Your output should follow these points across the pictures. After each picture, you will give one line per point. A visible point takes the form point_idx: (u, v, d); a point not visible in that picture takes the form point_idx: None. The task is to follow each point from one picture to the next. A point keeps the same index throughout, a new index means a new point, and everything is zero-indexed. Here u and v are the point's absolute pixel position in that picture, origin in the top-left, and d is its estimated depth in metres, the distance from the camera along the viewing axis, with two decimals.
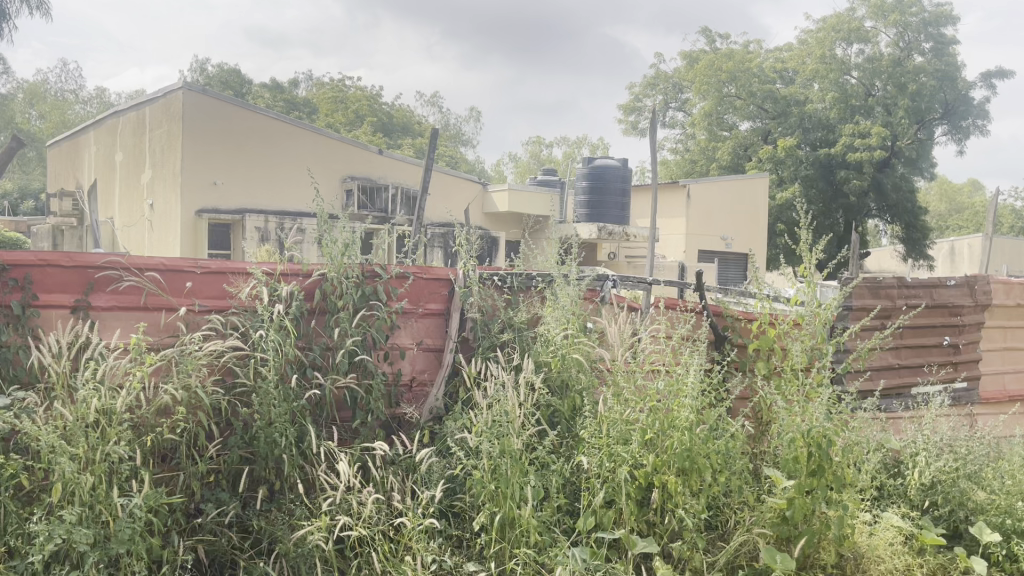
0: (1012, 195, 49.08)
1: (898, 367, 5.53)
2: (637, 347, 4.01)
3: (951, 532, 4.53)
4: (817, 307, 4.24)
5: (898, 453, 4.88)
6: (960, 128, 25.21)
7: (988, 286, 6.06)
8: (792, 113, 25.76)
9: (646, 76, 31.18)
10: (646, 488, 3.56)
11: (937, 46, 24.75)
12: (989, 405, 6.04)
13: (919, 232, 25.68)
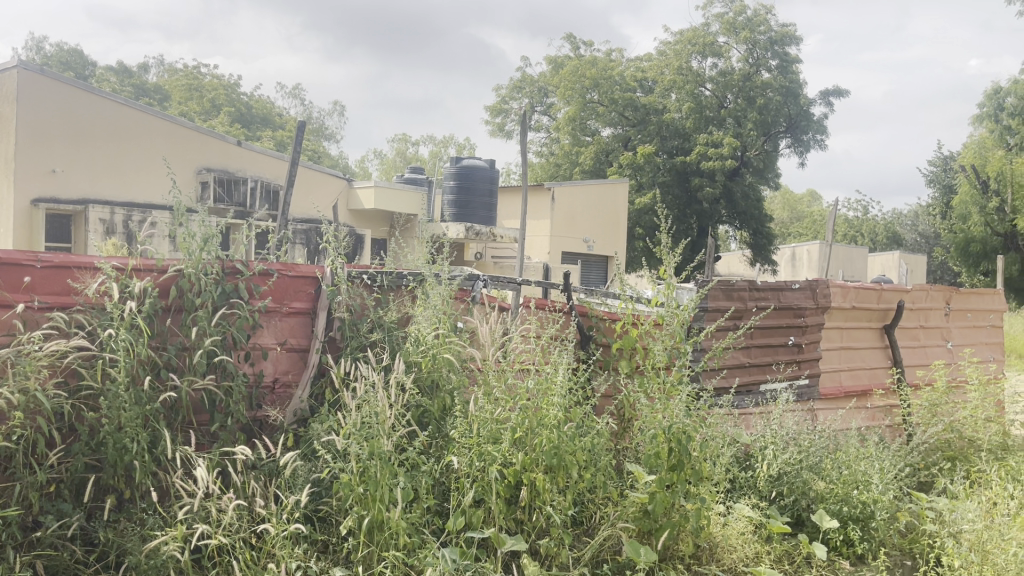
0: (846, 204, 52.95)
1: (749, 365, 5.85)
2: (507, 346, 4.02)
3: (795, 520, 4.84)
4: (676, 308, 4.40)
5: (749, 447, 5.14)
6: (802, 142, 27.01)
7: (829, 290, 6.49)
8: (650, 121, 26.78)
9: (511, 79, 31.53)
10: (515, 486, 3.60)
11: (782, 63, 26.46)
12: (828, 400, 6.47)
13: (764, 238, 27.25)
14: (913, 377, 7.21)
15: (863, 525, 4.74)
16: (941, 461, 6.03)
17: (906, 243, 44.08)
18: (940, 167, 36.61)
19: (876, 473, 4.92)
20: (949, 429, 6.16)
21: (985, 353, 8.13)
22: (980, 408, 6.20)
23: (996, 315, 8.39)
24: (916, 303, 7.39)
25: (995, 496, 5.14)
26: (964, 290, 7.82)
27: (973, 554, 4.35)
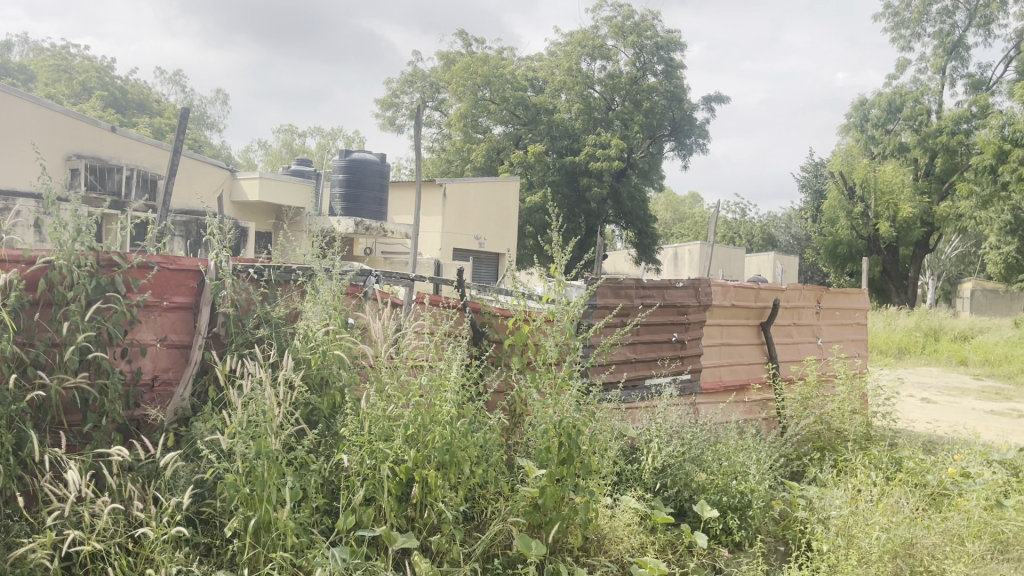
0: (726, 206, 55.18)
1: (635, 360, 6.02)
2: (399, 343, 3.98)
3: (678, 510, 5.01)
4: (567, 305, 4.45)
5: (635, 440, 5.28)
6: (685, 145, 27.88)
7: (711, 288, 6.73)
8: (541, 121, 27.15)
9: (403, 72, 31.18)
10: (406, 483, 3.57)
11: (668, 68, 27.34)
12: (709, 394, 6.74)
13: (650, 238, 28.01)
14: (787, 371, 7.59)
15: (741, 514, 4.97)
16: (812, 451, 6.39)
17: (780, 244, 46.32)
18: (812, 172, 38.61)
19: (752, 464, 5.16)
20: (820, 421, 6.51)
21: (851, 349, 8.64)
22: (847, 401, 6.58)
23: (862, 314, 8.93)
24: (790, 301, 7.77)
25: (859, 483, 5.48)
26: (833, 289, 8.28)
27: (840, 539, 4.63)
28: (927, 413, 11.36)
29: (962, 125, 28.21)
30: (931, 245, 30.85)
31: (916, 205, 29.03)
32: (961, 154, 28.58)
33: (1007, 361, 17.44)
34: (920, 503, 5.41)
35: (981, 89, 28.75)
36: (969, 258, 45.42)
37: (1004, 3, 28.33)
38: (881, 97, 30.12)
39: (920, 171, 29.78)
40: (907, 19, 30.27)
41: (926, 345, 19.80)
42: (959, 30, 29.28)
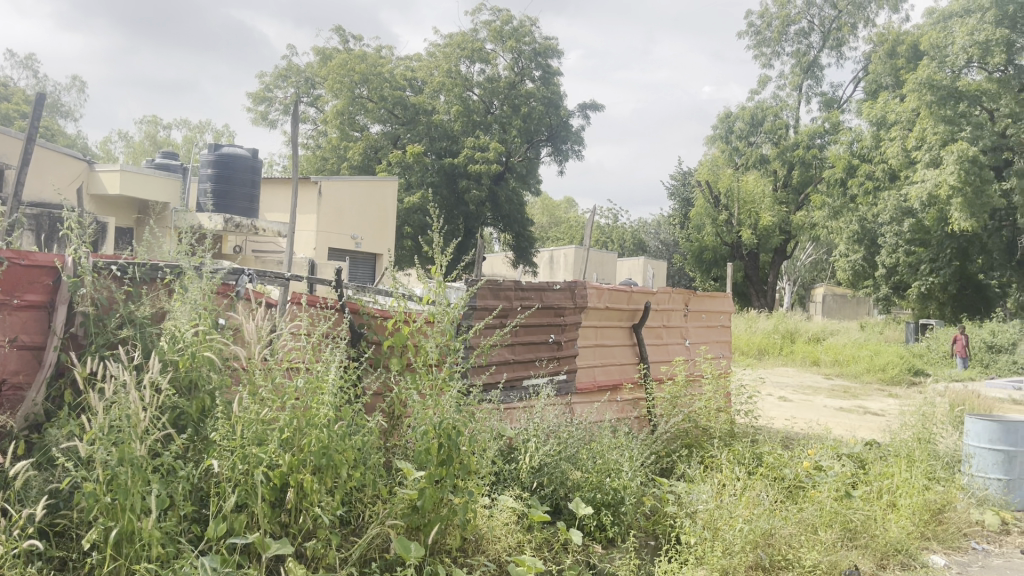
0: (599, 211, 56.63)
1: (513, 361, 6.10)
2: (275, 344, 3.84)
3: (553, 508, 5.09)
4: (447, 307, 4.44)
5: (512, 440, 5.32)
6: (561, 150, 28.55)
7: (587, 291, 6.89)
8: (419, 121, 27.05)
9: (276, 66, 30.27)
10: (281, 489, 3.47)
11: (545, 75, 27.96)
12: (585, 394, 6.90)
13: (526, 240, 28.66)
14: (658, 372, 7.86)
15: (613, 510, 5.11)
16: (680, 448, 6.64)
17: (650, 249, 48.09)
18: (680, 181, 40.21)
19: (626, 462, 5.31)
20: (688, 420, 6.77)
21: (716, 350, 9.05)
22: (713, 400, 6.88)
23: (726, 316, 9.36)
24: (660, 304, 8.06)
25: (724, 477, 5.75)
26: (700, 293, 8.64)
27: (706, 531, 4.84)
28: (784, 410, 12.08)
29: (816, 140, 30.28)
30: (788, 252, 32.77)
31: (775, 214, 30.73)
32: (815, 167, 30.48)
33: (854, 361, 18.76)
34: (779, 495, 5.73)
35: (833, 107, 30.75)
36: (821, 266, 48.58)
37: (855, 27, 30.42)
38: (745, 110, 31.66)
39: (779, 182, 31.50)
40: (768, 38, 31.92)
41: (783, 347, 21.02)
42: (815, 51, 31.22)
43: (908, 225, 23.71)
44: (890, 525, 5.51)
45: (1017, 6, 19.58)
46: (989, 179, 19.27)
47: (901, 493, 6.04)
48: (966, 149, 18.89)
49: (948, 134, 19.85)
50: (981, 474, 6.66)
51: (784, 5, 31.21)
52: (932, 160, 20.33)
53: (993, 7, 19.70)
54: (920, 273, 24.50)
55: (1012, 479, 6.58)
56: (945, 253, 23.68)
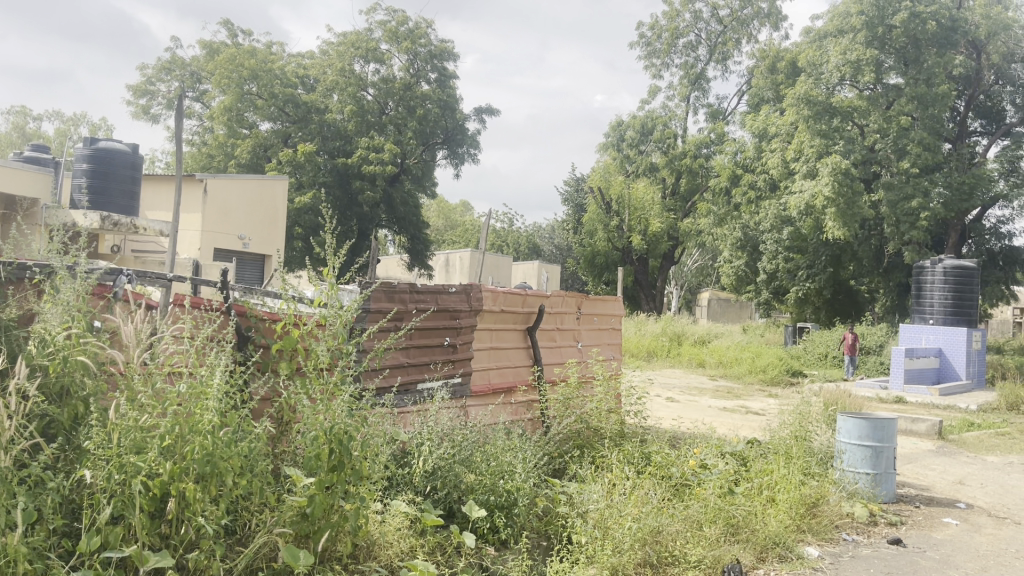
0: (494, 215, 57.00)
1: (408, 365, 6.06)
2: (156, 348, 3.67)
3: (447, 512, 5.08)
4: (339, 309, 4.35)
5: (406, 444, 5.26)
6: (457, 154, 28.64)
7: (482, 293, 6.91)
8: (312, 120, 26.54)
9: (158, 58, 29.03)
10: (161, 498, 3.33)
11: (441, 77, 27.94)
12: (480, 397, 6.89)
13: (422, 243, 28.63)
14: (551, 374, 7.93)
15: (507, 512, 5.14)
16: (572, 449, 6.73)
17: (544, 253, 48.82)
18: (573, 187, 40.95)
19: (519, 463, 5.34)
20: (579, 420, 6.89)
21: (608, 352, 9.22)
22: (604, 401, 7.01)
23: (617, 319, 9.54)
24: (553, 307, 8.16)
25: (615, 477, 5.86)
26: (593, 297, 8.80)
27: (597, 531, 4.92)
28: (672, 410, 12.47)
29: (703, 150, 31.27)
30: (676, 258, 33.82)
31: (663, 221, 31.69)
32: (702, 176, 31.53)
33: (736, 363, 19.54)
34: (666, 494, 5.90)
35: (719, 118, 31.93)
36: (706, 271, 50.60)
37: (739, 42, 31.78)
38: (636, 119, 32.31)
39: (668, 190, 32.49)
40: (658, 49, 32.78)
41: (670, 349, 21.69)
42: (702, 63, 32.36)
43: (786, 232, 24.87)
44: (769, 519, 5.76)
45: (886, 28, 20.65)
46: (859, 191, 20.40)
47: (779, 489, 6.32)
48: (840, 162, 19.92)
49: (824, 147, 20.94)
50: (852, 469, 7.03)
51: (673, 18, 32.18)
52: (808, 172, 21.41)
53: (864, 28, 20.81)
54: (797, 279, 25.84)
55: (879, 473, 6.98)
56: (820, 260, 24.98)
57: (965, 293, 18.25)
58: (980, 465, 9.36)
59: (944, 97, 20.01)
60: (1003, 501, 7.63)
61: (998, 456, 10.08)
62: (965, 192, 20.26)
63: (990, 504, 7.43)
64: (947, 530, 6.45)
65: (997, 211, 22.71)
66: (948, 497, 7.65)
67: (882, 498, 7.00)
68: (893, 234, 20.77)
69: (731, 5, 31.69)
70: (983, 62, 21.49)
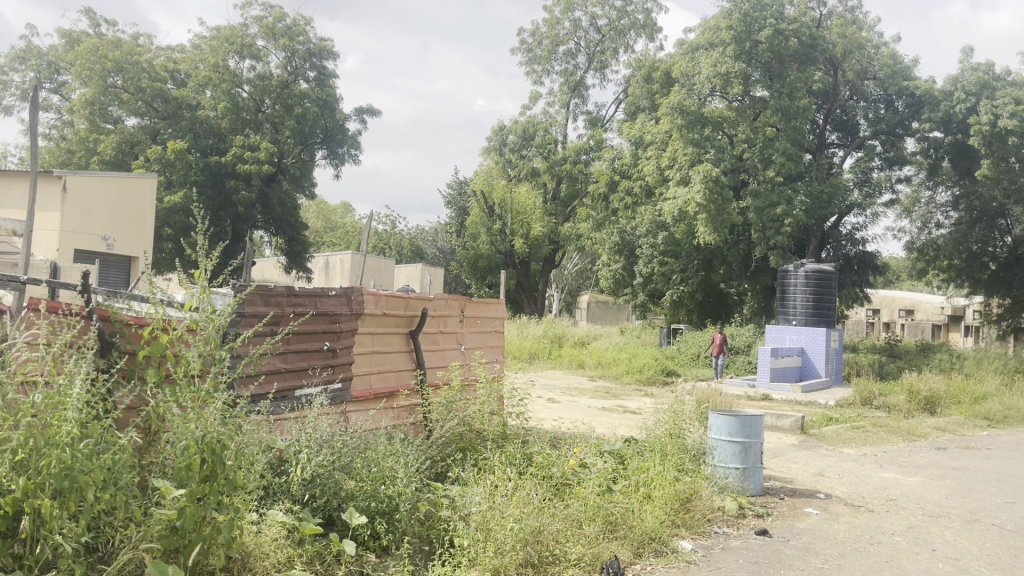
0: (376, 217, 56.43)
1: (285, 371, 5.91)
2: (8, 356, 3.43)
3: (326, 520, 4.99)
4: (211, 313, 4.18)
5: (283, 452, 5.12)
6: (337, 154, 28.11)
7: (363, 297, 6.80)
8: (182, 116, 25.51)
9: (11, 47, 27.10)
10: (13, 517, 3.13)
11: (319, 76, 27.38)
12: (360, 403, 6.76)
13: (299, 245, 28.01)
14: (433, 377, 7.89)
15: (388, 518, 5.08)
16: (454, 452, 6.72)
17: (427, 256, 48.66)
18: (456, 190, 41.00)
19: (400, 468, 5.28)
20: (462, 423, 6.89)
21: (490, 355, 9.24)
22: (486, 403, 7.04)
23: (499, 322, 9.57)
24: (436, 310, 8.12)
25: (496, 479, 5.89)
26: (475, 299, 8.79)
27: (479, 533, 4.93)
28: (553, 411, 12.67)
29: (581, 156, 31.77)
30: (557, 261, 34.44)
31: (544, 225, 32.17)
32: (581, 181, 32.03)
33: (614, 363, 20.05)
34: (547, 493, 5.97)
35: (597, 125, 32.66)
36: (585, 275, 51.68)
37: (616, 52, 32.63)
38: (517, 125, 32.56)
39: (549, 195, 32.93)
40: (539, 56, 33.30)
41: (551, 351, 22.05)
42: (581, 71, 33.06)
43: (661, 237, 25.73)
44: (645, 515, 5.93)
45: (752, 43, 21.62)
46: (729, 198, 21.30)
47: (655, 485, 6.52)
48: (710, 170, 20.74)
49: (696, 156, 21.80)
50: (722, 464, 7.33)
51: (553, 25, 32.78)
52: (682, 179, 22.24)
53: (732, 43, 21.72)
54: (672, 282, 26.86)
55: (747, 467, 7.30)
56: (693, 264, 26.09)
57: (823, 295, 19.48)
58: (838, 458, 9.97)
59: (805, 110, 21.26)
60: (858, 490, 8.16)
61: (853, 448, 10.75)
62: (823, 201, 21.49)
63: (846, 494, 7.93)
64: (808, 519, 6.83)
65: (853, 218, 24.24)
66: (809, 488, 8.12)
67: (750, 491, 7.33)
68: (759, 239, 21.79)
69: (609, 15, 32.52)
70: (839, 78, 22.88)
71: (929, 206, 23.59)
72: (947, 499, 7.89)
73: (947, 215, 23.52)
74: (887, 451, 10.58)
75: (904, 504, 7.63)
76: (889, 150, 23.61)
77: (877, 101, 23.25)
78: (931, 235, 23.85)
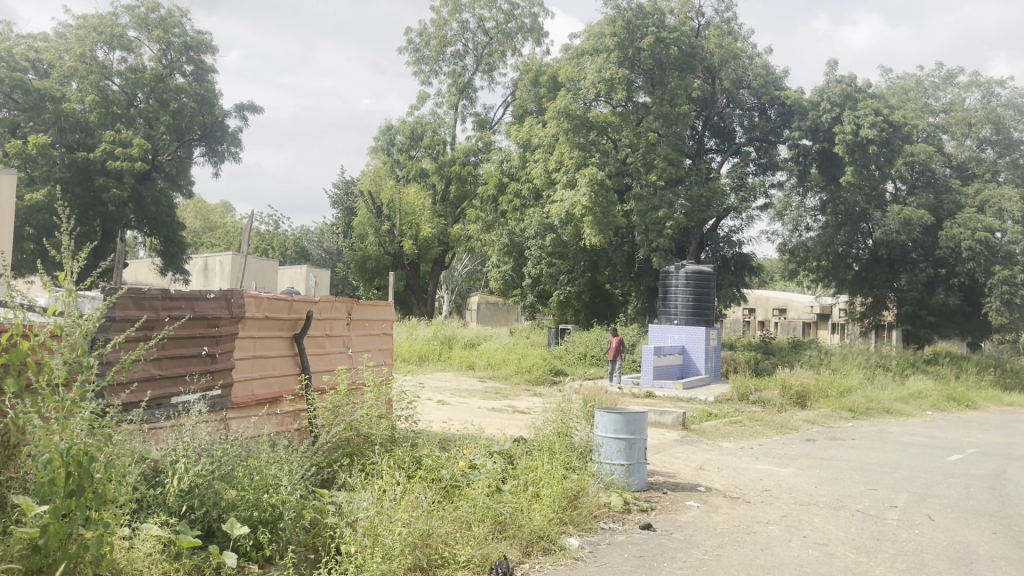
0: (257, 216, 54.81)
1: (160, 378, 5.67)
2: None
3: (205, 532, 4.80)
4: (78, 319, 3.93)
5: (158, 462, 4.91)
6: (217, 152, 27.33)
7: (244, 300, 6.57)
8: (46, 109, 23.89)
9: None
10: None
11: (197, 70, 26.38)
12: (241, 409, 6.51)
13: (176, 245, 26.88)
14: (318, 382, 7.70)
15: (271, 527, 4.92)
16: (341, 457, 6.58)
17: (313, 257, 47.63)
18: (342, 190, 40.38)
19: (284, 475, 5.10)
20: (349, 428, 6.74)
21: (377, 357, 9.09)
22: (374, 407, 6.93)
23: (388, 324, 9.45)
24: (321, 312, 7.92)
25: (384, 484, 5.79)
26: (362, 302, 8.64)
27: (366, 539, 4.83)
28: (442, 413, 12.61)
29: (471, 158, 31.88)
30: (446, 263, 34.38)
31: (434, 226, 32.02)
32: (470, 183, 32.13)
33: (504, 364, 20.15)
34: (436, 496, 5.93)
35: (486, 128, 32.80)
36: (475, 275, 51.95)
37: (504, 55, 32.89)
38: (404, 125, 32.33)
39: (438, 196, 32.84)
40: (426, 56, 33.16)
41: (441, 353, 21.98)
42: (469, 73, 33.12)
43: (549, 239, 26.14)
44: (534, 514, 5.99)
45: (635, 50, 22.13)
46: (613, 201, 21.80)
47: (543, 484, 6.59)
48: (596, 174, 21.12)
49: (581, 159, 22.23)
50: (608, 461, 7.48)
51: (441, 26, 32.73)
52: (568, 182, 22.65)
53: (616, 49, 22.15)
54: (559, 283, 27.30)
55: (631, 463, 7.49)
56: (579, 265, 26.56)
57: (702, 294, 20.26)
58: (718, 451, 10.38)
59: (685, 117, 22.00)
60: (736, 482, 8.49)
61: (731, 442, 11.20)
62: (702, 205, 22.30)
63: (725, 486, 8.25)
64: (690, 512, 7.06)
65: (730, 222, 25.25)
66: (690, 481, 8.39)
67: (634, 486, 7.53)
68: (642, 241, 22.43)
69: (496, 18, 32.75)
70: (717, 87, 23.78)
71: (800, 210, 24.74)
72: (817, 488, 8.33)
73: (816, 219, 24.76)
74: (762, 444, 11.07)
75: (778, 494, 8.01)
76: (762, 156, 24.83)
77: (751, 109, 24.44)
78: (801, 238, 25.09)
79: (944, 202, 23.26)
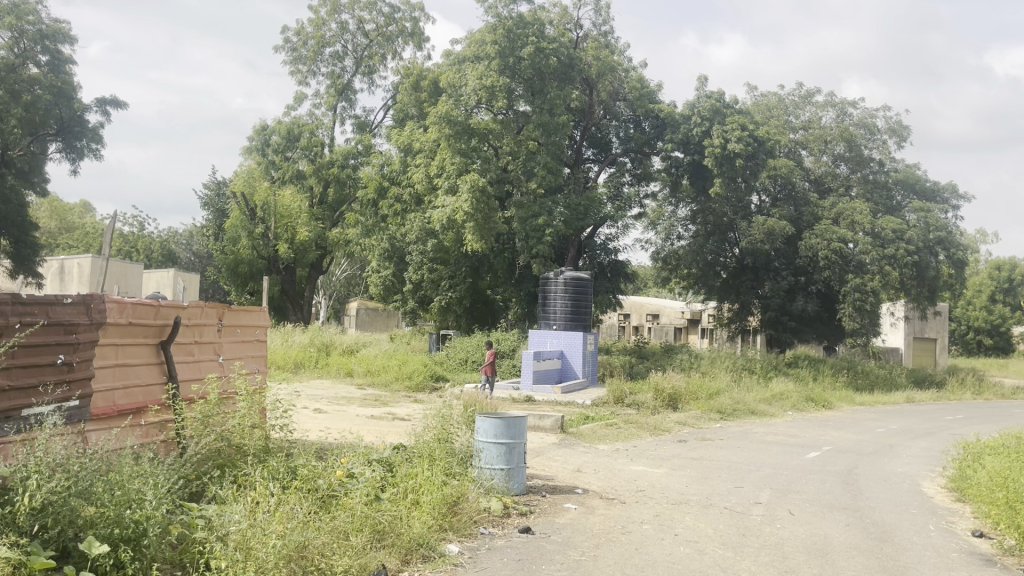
0: (121, 217, 52.17)
1: (9, 388, 5.28)
2: None
3: (58, 552, 4.49)
4: None
5: (6, 479, 4.56)
6: (74, 147, 25.61)
7: (105, 305, 6.24)
8: None
9: None
10: None
11: (53, 61, 24.76)
12: (100, 421, 6.14)
13: (27, 246, 25.07)
14: (187, 391, 7.37)
15: (134, 545, 4.65)
16: (212, 469, 6.31)
17: (180, 260, 45.68)
18: (213, 191, 39.04)
19: (148, 489, 4.84)
20: (220, 438, 6.47)
21: (250, 365, 8.76)
22: (246, 416, 6.68)
23: (261, 331, 9.12)
24: (189, 318, 7.60)
25: (257, 495, 5.59)
26: (234, 307, 8.32)
27: (238, 553, 4.66)
28: (319, 421, 12.32)
29: (349, 160, 31.27)
30: (323, 268, 33.70)
31: (311, 230, 31.32)
32: (349, 186, 31.49)
33: (383, 370, 19.89)
34: (312, 506, 5.79)
35: (366, 130, 32.33)
36: (353, 281, 51.07)
37: (384, 58, 32.57)
38: (281, 125, 31.20)
39: (315, 199, 32.09)
40: (303, 56, 32.37)
41: (318, 359, 21.48)
42: (348, 74, 32.57)
43: (430, 244, 26.06)
44: (413, 522, 5.93)
45: (515, 59, 22.37)
46: (494, 207, 21.95)
47: (423, 491, 6.53)
48: (477, 180, 21.25)
49: (463, 165, 22.33)
50: (488, 466, 7.49)
51: (319, 26, 32.09)
52: (449, 187, 22.67)
53: (496, 57, 22.33)
54: (440, 288, 27.26)
55: (511, 467, 7.54)
56: (460, 271, 26.69)
57: (580, 301, 20.70)
58: (595, 454, 10.61)
59: (563, 127, 22.36)
60: (612, 483, 8.70)
61: (607, 445, 11.47)
62: (580, 213, 22.80)
63: (600, 488, 8.43)
64: (567, 514, 7.17)
65: (606, 230, 25.96)
66: (568, 484, 8.53)
67: (513, 490, 7.57)
68: (522, 247, 22.67)
69: (376, 20, 32.43)
70: (594, 98, 24.36)
71: (672, 219, 25.69)
72: (688, 487, 8.63)
73: (687, 229, 25.75)
74: (636, 446, 11.40)
75: (650, 494, 8.25)
76: (637, 167, 25.55)
77: (627, 121, 25.18)
78: (673, 246, 25.94)
79: (803, 213, 24.69)
